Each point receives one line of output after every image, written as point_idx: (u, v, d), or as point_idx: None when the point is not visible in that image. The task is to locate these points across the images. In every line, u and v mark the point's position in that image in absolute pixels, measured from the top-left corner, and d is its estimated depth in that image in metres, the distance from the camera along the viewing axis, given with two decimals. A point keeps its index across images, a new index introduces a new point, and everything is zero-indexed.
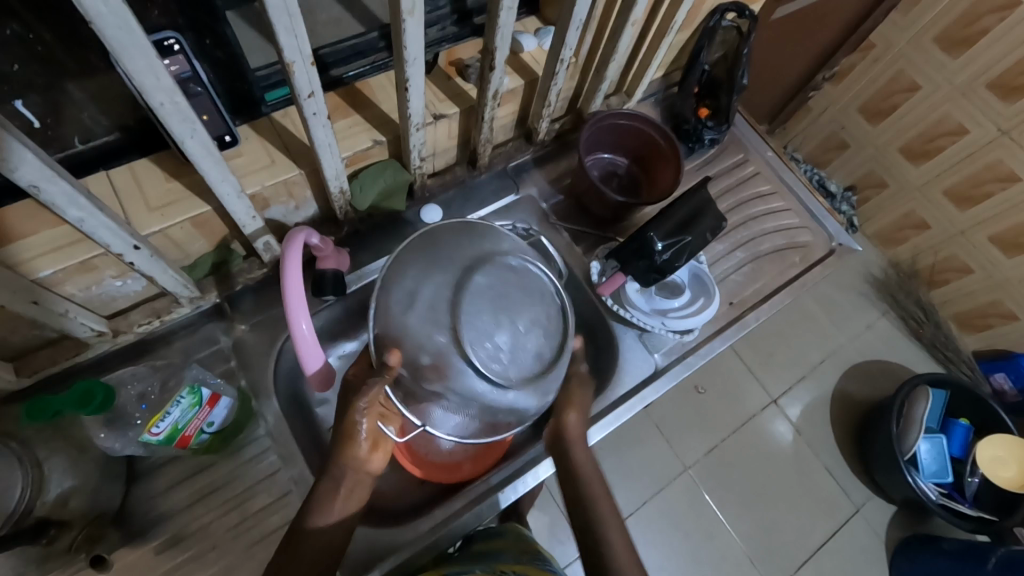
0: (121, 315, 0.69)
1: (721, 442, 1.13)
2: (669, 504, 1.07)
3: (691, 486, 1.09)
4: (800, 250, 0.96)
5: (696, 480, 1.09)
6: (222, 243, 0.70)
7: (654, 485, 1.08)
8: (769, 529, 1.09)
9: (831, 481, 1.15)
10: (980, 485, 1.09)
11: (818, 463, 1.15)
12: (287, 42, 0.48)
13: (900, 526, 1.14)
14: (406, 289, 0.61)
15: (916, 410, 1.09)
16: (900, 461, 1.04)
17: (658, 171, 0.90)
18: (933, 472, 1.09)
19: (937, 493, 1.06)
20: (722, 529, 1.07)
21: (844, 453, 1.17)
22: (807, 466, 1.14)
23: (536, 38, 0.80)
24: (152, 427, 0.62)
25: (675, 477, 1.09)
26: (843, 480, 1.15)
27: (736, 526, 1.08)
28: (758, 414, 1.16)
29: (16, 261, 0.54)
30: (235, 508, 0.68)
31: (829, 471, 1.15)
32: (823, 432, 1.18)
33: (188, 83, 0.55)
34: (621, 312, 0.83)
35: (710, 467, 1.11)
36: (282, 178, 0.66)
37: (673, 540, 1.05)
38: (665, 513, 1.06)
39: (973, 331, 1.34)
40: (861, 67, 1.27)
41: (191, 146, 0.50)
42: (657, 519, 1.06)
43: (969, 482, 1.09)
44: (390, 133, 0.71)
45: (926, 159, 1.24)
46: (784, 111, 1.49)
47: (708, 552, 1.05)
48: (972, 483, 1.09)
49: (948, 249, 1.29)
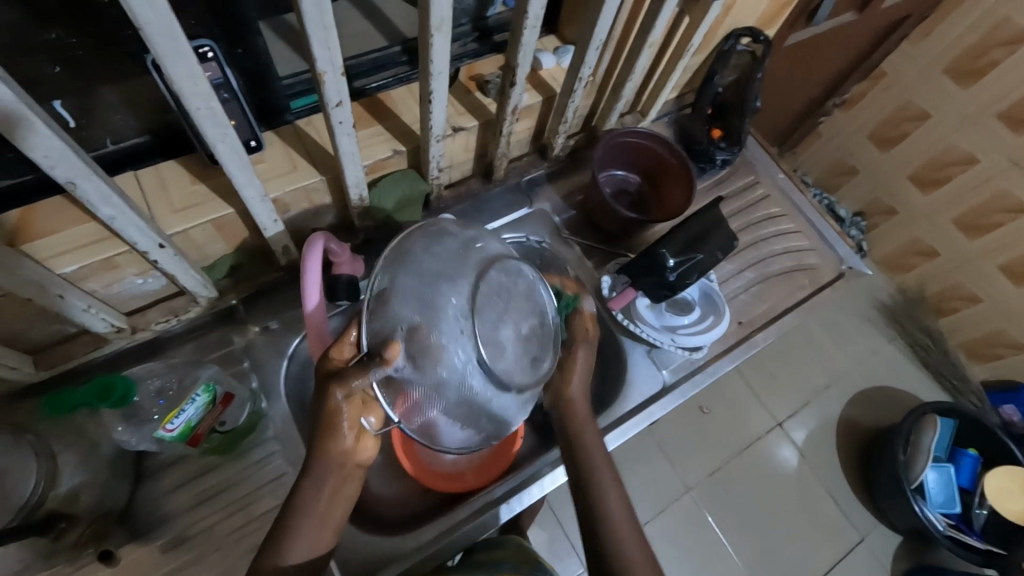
0: (139, 313, 0.70)
1: (726, 463, 1.12)
2: (673, 523, 1.06)
3: (694, 506, 1.08)
4: (808, 272, 0.96)
5: (698, 501, 1.08)
6: (240, 245, 0.71)
7: (657, 506, 1.07)
8: (772, 554, 1.07)
9: (836, 508, 1.13)
10: (988, 518, 1.08)
11: (823, 489, 1.14)
12: (321, 53, 0.49)
13: (906, 557, 1.12)
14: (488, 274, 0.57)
15: (924, 439, 1.09)
16: (906, 489, 1.04)
17: (670, 188, 0.91)
18: (940, 502, 1.08)
19: (945, 524, 1.06)
20: (724, 552, 1.06)
21: (848, 479, 1.16)
22: (811, 490, 1.13)
23: (555, 57, 0.82)
24: (167, 422, 0.63)
25: (677, 498, 1.08)
26: (848, 508, 1.14)
27: (738, 550, 1.07)
28: (762, 437, 1.16)
29: (37, 257, 0.56)
30: (239, 510, 0.68)
31: (833, 498, 1.14)
32: (829, 458, 1.17)
33: (219, 89, 0.57)
34: (631, 327, 0.83)
35: (713, 488, 1.10)
36: (303, 184, 0.68)
37: (675, 559, 1.04)
38: (669, 533, 1.05)
39: (982, 361, 1.33)
40: (871, 94, 1.30)
41: (222, 150, 0.51)
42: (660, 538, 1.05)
43: (977, 514, 1.08)
44: (410, 144, 0.73)
45: (936, 187, 1.25)
46: (792, 136, 1.52)
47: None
48: (980, 515, 1.08)
49: (956, 276, 1.29)
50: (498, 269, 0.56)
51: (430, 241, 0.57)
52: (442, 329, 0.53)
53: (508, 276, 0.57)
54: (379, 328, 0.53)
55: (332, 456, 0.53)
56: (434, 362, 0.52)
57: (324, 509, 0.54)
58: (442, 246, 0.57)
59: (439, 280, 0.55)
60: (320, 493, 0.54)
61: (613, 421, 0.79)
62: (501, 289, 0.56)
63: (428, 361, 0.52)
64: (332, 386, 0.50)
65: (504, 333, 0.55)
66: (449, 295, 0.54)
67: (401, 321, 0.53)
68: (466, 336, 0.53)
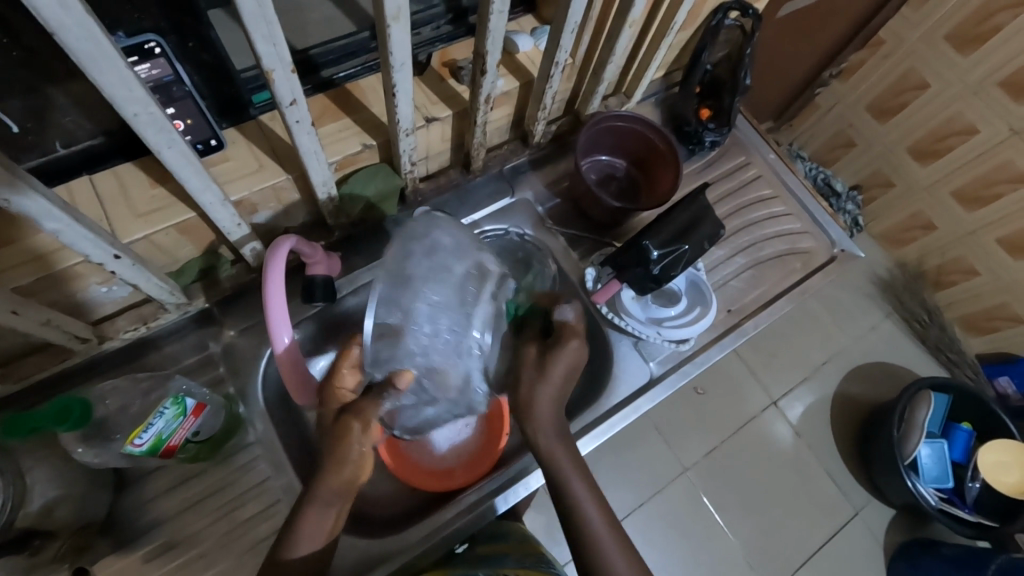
0: (108, 321, 0.68)
1: (721, 443, 1.12)
2: (670, 503, 1.07)
3: (689, 486, 1.08)
4: (801, 255, 0.94)
5: (693, 481, 1.09)
6: (209, 248, 0.69)
7: (654, 486, 1.07)
8: (767, 531, 1.08)
9: (832, 485, 1.13)
10: (982, 491, 1.08)
11: (818, 466, 1.14)
12: (265, 50, 0.43)
13: (900, 529, 1.13)
14: (431, 241, 0.63)
15: (918, 415, 1.07)
16: (900, 465, 1.03)
17: (656, 173, 0.88)
18: (933, 477, 1.08)
19: (936, 498, 1.05)
20: (721, 532, 1.07)
21: (843, 456, 1.16)
22: (806, 467, 1.13)
23: (533, 38, 0.78)
24: (135, 438, 0.59)
25: (672, 479, 1.08)
26: (843, 484, 1.14)
27: (734, 528, 1.07)
28: (758, 415, 1.15)
29: (42, 250, 0.55)
30: (224, 516, 0.67)
31: (830, 475, 1.14)
32: (825, 436, 1.17)
33: (171, 86, 0.56)
34: (616, 321, 0.81)
35: (710, 468, 1.10)
36: (270, 183, 0.65)
37: (672, 538, 1.05)
38: (664, 513, 1.06)
39: (979, 333, 1.32)
40: (870, 63, 1.25)
41: (169, 156, 0.48)
42: (656, 519, 1.05)
43: (970, 487, 1.07)
44: (381, 137, 0.70)
45: (934, 159, 1.22)
46: (789, 108, 1.47)
47: (707, 555, 1.05)
48: (973, 488, 1.07)
49: (954, 250, 1.27)
50: (435, 233, 0.64)
51: (401, 259, 0.61)
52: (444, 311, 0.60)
53: (442, 241, 0.64)
54: (384, 355, 0.57)
55: (332, 478, 0.55)
56: (404, 331, 0.57)
57: (331, 525, 0.56)
58: (416, 256, 0.61)
59: (405, 271, 0.60)
60: (327, 518, 0.56)
61: (601, 415, 0.78)
62: (446, 254, 0.63)
63: (395, 331, 0.58)
64: (350, 419, 0.55)
65: (480, 325, 0.61)
66: (416, 282, 0.60)
67: (385, 325, 0.58)
68: (429, 301, 0.59)
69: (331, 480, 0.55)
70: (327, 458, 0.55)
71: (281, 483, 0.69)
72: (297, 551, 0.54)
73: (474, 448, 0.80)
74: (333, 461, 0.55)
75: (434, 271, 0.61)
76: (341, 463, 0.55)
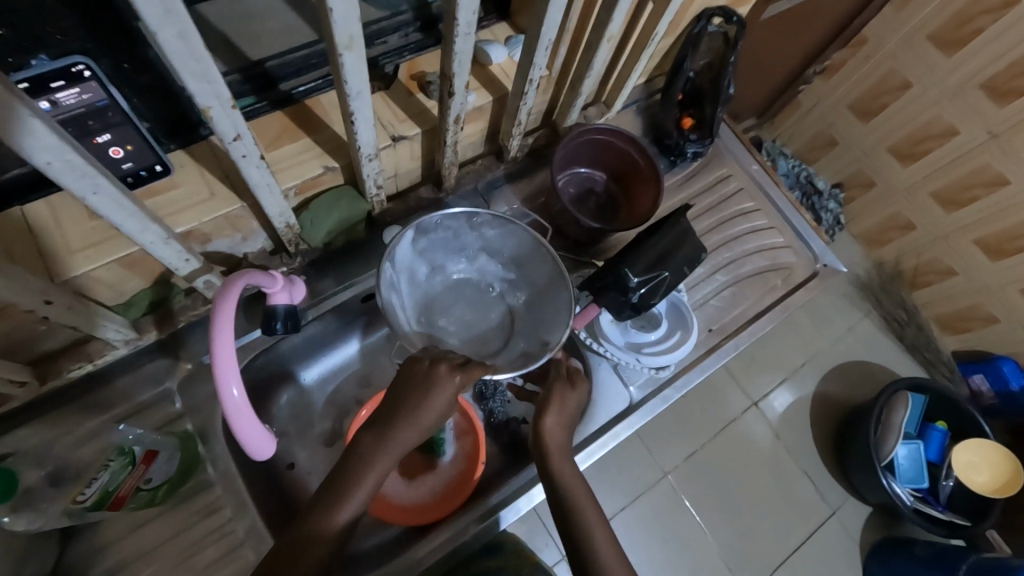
0: (49, 360, 0.62)
1: (702, 447, 1.11)
2: (650, 507, 1.06)
3: (671, 491, 1.07)
4: (782, 271, 0.92)
5: (674, 485, 1.08)
6: (160, 278, 0.64)
7: (635, 491, 1.06)
8: (746, 533, 1.07)
9: (809, 486, 1.13)
10: (954, 489, 1.08)
11: (796, 467, 1.14)
12: (199, 87, 0.39)
13: (874, 529, 1.13)
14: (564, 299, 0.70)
15: (895, 417, 1.06)
16: (876, 466, 1.02)
17: (637, 188, 0.85)
18: (909, 477, 1.07)
19: (912, 497, 1.04)
20: (701, 536, 1.06)
21: (821, 457, 1.16)
22: (785, 469, 1.13)
23: (506, 48, 0.74)
24: (78, 495, 0.59)
25: (653, 484, 1.07)
26: (821, 484, 1.14)
27: (714, 531, 1.06)
28: (738, 418, 1.14)
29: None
30: (184, 560, 0.64)
31: (807, 475, 1.14)
32: (804, 436, 1.16)
33: (107, 111, 0.50)
34: (594, 346, 0.78)
35: (690, 472, 1.09)
36: (223, 213, 0.61)
37: (654, 543, 1.03)
38: (644, 518, 1.05)
39: (954, 332, 1.31)
40: (852, 63, 1.21)
41: (95, 201, 0.44)
42: (636, 524, 1.04)
43: (944, 485, 1.07)
44: (343, 159, 0.66)
45: (914, 161, 1.20)
46: (770, 108, 1.43)
47: (687, 559, 1.04)
48: (947, 487, 1.07)
49: (931, 251, 1.26)
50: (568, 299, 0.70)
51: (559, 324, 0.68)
52: (489, 261, 0.77)
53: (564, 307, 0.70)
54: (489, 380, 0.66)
55: (410, 429, 0.56)
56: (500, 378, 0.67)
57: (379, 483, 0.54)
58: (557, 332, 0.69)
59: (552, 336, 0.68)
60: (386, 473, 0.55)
61: (576, 445, 0.75)
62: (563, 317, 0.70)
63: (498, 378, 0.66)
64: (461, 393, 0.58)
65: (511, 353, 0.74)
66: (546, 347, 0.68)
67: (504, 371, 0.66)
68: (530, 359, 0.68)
69: (406, 434, 0.56)
70: (409, 408, 0.56)
71: (245, 524, 0.65)
72: (341, 513, 0.52)
73: (454, 479, 0.78)
74: (416, 411, 0.56)
75: (491, 239, 0.74)
76: (423, 411, 0.56)
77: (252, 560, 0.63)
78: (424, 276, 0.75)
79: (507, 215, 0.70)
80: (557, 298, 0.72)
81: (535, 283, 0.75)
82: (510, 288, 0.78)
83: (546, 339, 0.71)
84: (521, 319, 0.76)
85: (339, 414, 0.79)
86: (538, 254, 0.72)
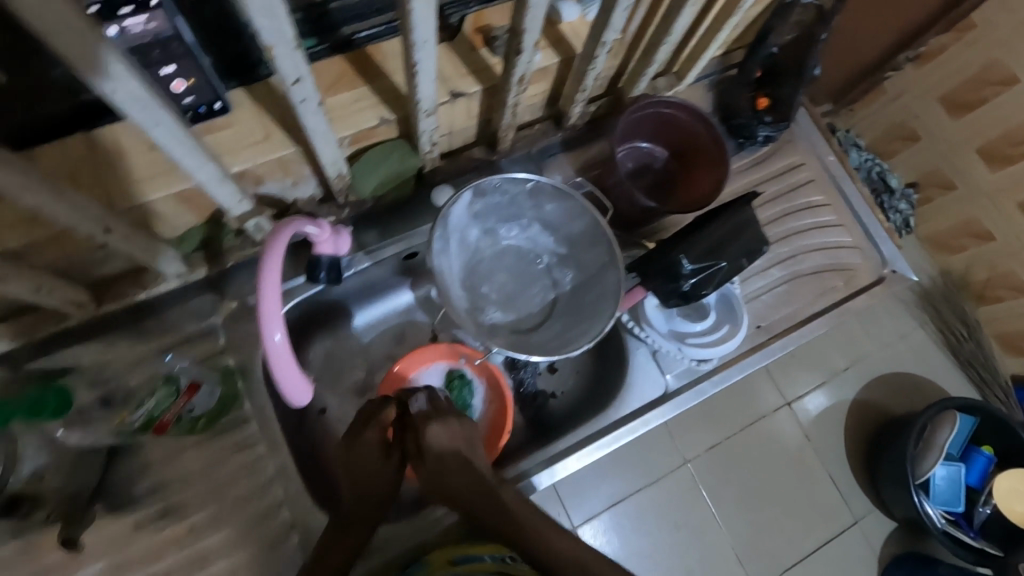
0: (105, 287, 0.66)
1: (727, 440, 1.03)
2: (660, 494, 0.99)
3: (687, 480, 1.00)
4: (844, 272, 0.86)
5: (694, 475, 1.01)
6: (211, 216, 0.65)
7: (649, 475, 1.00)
8: (760, 532, 1.01)
9: (833, 490, 1.05)
10: (990, 516, 0.98)
11: (823, 471, 1.05)
12: (266, 23, 0.38)
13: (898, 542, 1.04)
14: (609, 283, 0.69)
15: (940, 434, 0.97)
16: (910, 483, 0.94)
17: (697, 170, 0.81)
18: (943, 499, 0.97)
19: (943, 520, 0.95)
20: (716, 528, 0.99)
21: (852, 465, 1.07)
22: (810, 472, 1.05)
23: (581, 6, 0.69)
24: (126, 417, 0.65)
25: (672, 470, 1.00)
26: (845, 489, 1.05)
27: (730, 523, 1.00)
28: (768, 416, 1.06)
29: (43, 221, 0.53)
30: (217, 489, 0.67)
31: (832, 478, 1.05)
32: (835, 438, 1.08)
33: (172, 42, 0.48)
34: (636, 331, 0.76)
35: (713, 462, 1.02)
36: (275, 155, 0.60)
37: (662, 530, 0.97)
38: (654, 503, 0.99)
39: (1016, 354, 1.17)
40: (952, 50, 1.01)
41: (158, 135, 0.44)
42: (646, 507, 0.98)
43: (980, 512, 0.97)
44: (400, 110, 0.64)
45: (1005, 165, 1.03)
46: (856, 87, 1.19)
47: (699, 550, 0.98)
48: (983, 514, 0.97)
49: (1006, 263, 1.10)
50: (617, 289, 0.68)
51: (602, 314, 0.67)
52: (542, 231, 0.75)
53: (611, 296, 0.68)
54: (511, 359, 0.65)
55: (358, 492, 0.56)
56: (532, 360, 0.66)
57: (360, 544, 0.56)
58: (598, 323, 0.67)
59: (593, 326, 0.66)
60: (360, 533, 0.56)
61: (606, 425, 0.74)
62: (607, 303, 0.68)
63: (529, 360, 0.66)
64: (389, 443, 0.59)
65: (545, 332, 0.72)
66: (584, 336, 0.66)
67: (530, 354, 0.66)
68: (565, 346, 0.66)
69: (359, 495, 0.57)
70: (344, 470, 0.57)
71: (277, 462, 0.67)
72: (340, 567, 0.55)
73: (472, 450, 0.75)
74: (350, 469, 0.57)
75: (549, 207, 0.71)
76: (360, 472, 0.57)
77: (280, 496, 0.66)
78: (475, 239, 0.73)
79: (569, 190, 0.68)
80: (607, 282, 0.69)
81: (585, 264, 0.73)
82: (558, 261, 0.75)
83: (583, 324, 0.69)
84: (564, 298, 0.74)
85: (370, 364, 0.78)
86: (596, 231, 0.70)
